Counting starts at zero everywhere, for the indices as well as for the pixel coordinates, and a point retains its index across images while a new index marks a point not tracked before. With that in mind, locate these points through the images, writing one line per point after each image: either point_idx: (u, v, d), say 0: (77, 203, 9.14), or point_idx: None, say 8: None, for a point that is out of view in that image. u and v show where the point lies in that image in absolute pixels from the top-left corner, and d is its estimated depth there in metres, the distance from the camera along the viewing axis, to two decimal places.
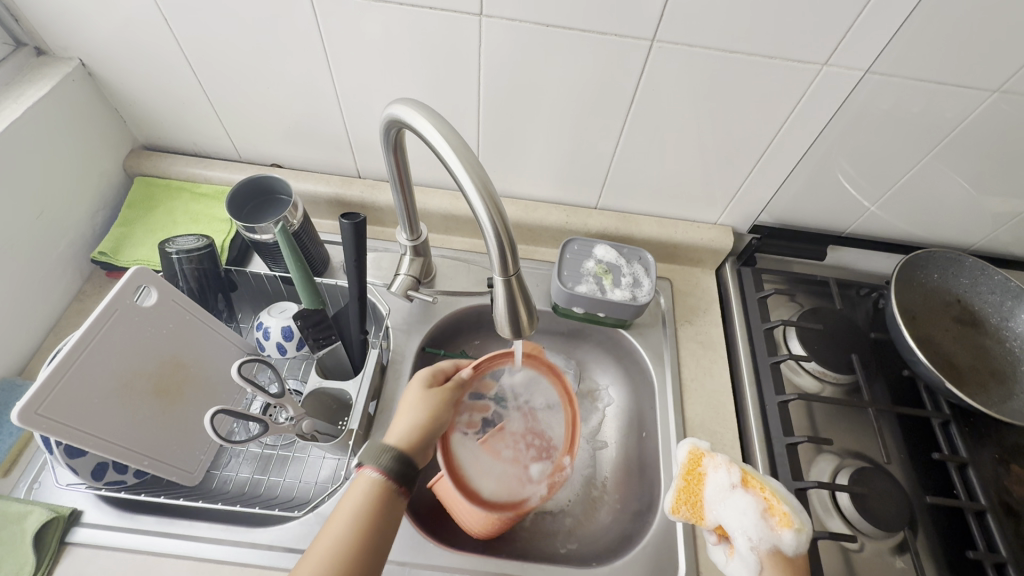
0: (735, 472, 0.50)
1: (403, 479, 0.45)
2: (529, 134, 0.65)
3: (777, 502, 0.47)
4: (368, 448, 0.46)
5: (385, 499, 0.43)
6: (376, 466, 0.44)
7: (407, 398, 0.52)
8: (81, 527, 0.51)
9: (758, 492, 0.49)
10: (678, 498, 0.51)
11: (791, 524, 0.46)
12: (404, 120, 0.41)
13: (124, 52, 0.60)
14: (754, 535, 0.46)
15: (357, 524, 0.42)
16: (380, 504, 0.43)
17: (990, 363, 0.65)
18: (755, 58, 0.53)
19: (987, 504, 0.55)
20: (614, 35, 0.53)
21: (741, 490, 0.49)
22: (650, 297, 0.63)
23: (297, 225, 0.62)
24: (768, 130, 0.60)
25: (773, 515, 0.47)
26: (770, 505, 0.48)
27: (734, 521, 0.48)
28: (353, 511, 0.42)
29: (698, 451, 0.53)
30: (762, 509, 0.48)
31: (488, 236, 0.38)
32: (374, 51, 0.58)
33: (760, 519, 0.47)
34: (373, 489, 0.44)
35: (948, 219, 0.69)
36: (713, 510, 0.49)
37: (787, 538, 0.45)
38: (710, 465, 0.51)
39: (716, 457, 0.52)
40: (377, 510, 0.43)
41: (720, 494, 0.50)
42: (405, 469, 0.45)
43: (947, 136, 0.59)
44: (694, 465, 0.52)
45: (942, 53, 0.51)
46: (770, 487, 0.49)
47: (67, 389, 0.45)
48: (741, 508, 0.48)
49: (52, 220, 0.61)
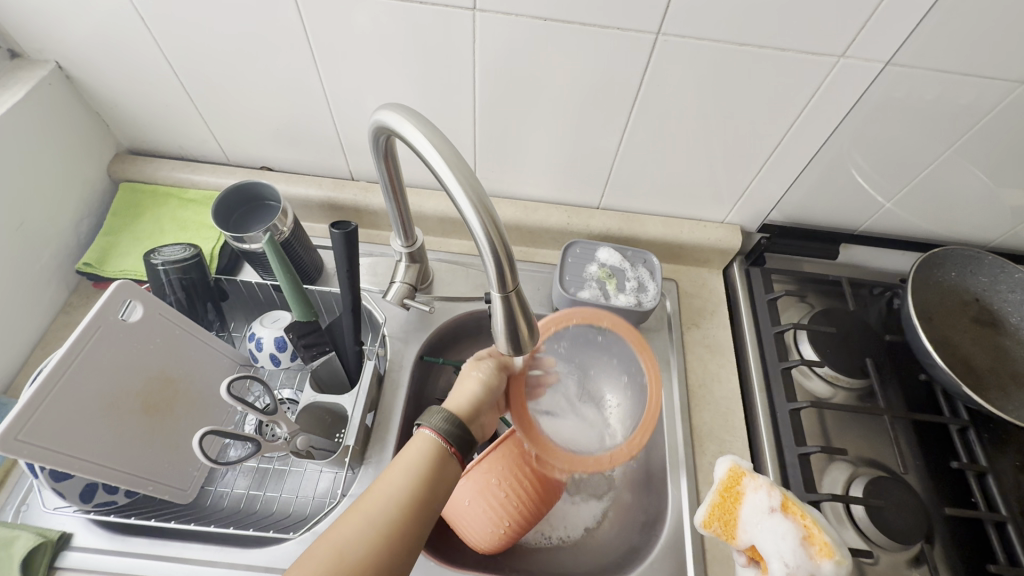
0: (776, 496, 0.46)
1: (459, 442, 0.45)
2: (528, 134, 0.62)
3: (818, 531, 0.44)
4: (431, 409, 0.46)
5: (436, 465, 0.43)
6: (436, 429, 0.44)
7: (466, 364, 0.54)
8: (70, 551, 0.50)
9: (799, 519, 0.45)
10: (711, 512, 0.49)
11: (833, 555, 0.43)
12: (394, 128, 0.38)
13: (104, 52, 0.57)
14: (790, 560, 0.44)
15: (404, 489, 0.41)
16: (430, 470, 0.43)
17: (1009, 365, 0.63)
18: (767, 50, 0.50)
19: (1008, 514, 0.53)
20: (616, 28, 0.50)
21: (781, 515, 0.46)
22: (656, 302, 0.61)
23: (287, 232, 0.59)
24: (778, 127, 0.57)
25: (813, 544, 0.44)
26: (810, 534, 0.45)
27: (770, 545, 0.45)
28: (402, 474, 0.42)
29: (739, 469, 0.49)
30: (801, 536, 0.45)
31: (483, 249, 0.35)
32: (363, 47, 0.55)
33: (799, 546, 0.44)
34: (426, 455, 0.43)
35: (966, 214, 0.66)
36: (748, 532, 0.47)
37: (827, 568, 0.43)
38: (750, 486, 0.48)
39: (757, 477, 0.48)
40: (427, 475, 0.42)
41: (758, 516, 0.47)
42: (462, 434, 0.45)
43: (970, 129, 0.56)
44: (733, 483, 0.49)
45: (967, 43, 0.48)
46: (812, 514, 0.46)
47: (50, 411, 0.43)
48: (780, 533, 0.45)
49: (34, 231, 0.59)
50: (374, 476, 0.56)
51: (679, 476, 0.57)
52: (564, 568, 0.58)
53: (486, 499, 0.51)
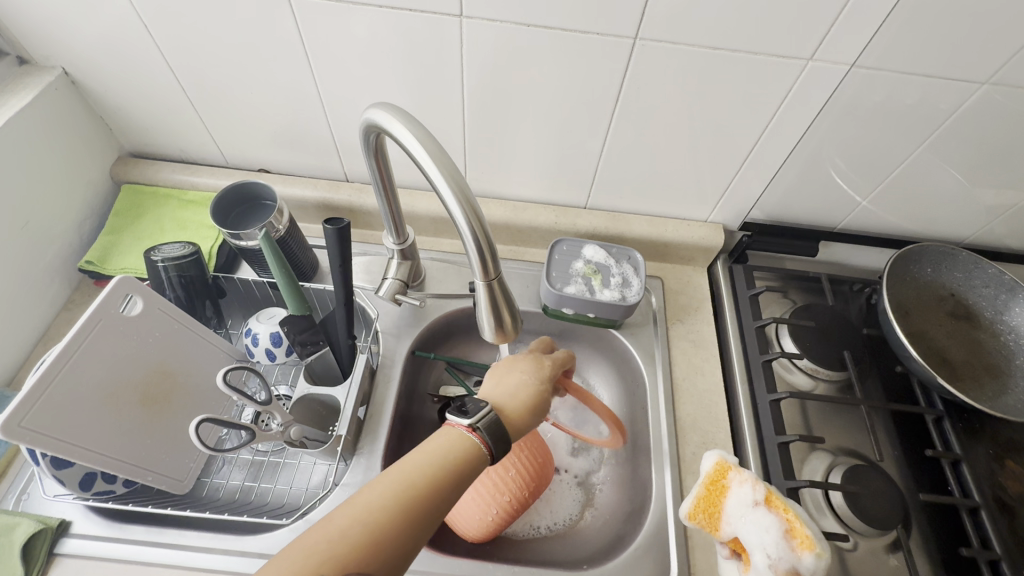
0: (759, 490, 0.48)
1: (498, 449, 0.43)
2: (516, 137, 0.65)
3: (799, 525, 0.46)
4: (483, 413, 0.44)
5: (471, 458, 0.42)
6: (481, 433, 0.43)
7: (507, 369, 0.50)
8: (70, 538, 0.51)
9: (782, 513, 0.47)
10: (696, 504, 0.51)
11: (813, 548, 0.44)
12: (382, 125, 0.40)
13: (109, 59, 0.60)
14: (773, 553, 0.45)
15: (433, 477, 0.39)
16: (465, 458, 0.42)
17: (985, 357, 0.64)
18: (739, 54, 0.52)
19: (981, 500, 0.55)
20: (596, 34, 0.52)
21: (764, 509, 0.47)
22: (639, 296, 0.63)
23: (283, 230, 0.61)
24: (755, 127, 0.60)
25: (795, 538, 0.46)
26: (792, 527, 0.46)
27: (754, 538, 0.46)
28: (431, 462, 0.40)
29: (725, 463, 0.51)
30: (783, 530, 0.46)
31: (466, 238, 0.38)
32: (357, 52, 0.57)
33: (781, 539, 0.45)
34: (458, 447, 0.41)
35: (940, 212, 0.68)
36: (732, 524, 0.49)
37: (808, 561, 0.44)
38: (735, 480, 0.50)
39: (743, 472, 0.50)
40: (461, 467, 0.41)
41: (742, 510, 0.48)
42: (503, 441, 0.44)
43: (938, 128, 0.58)
44: (719, 476, 0.51)
45: (929, 46, 0.50)
46: (794, 509, 0.48)
47: (51, 400, 0.45)
48: (764, 527, 0.46)
49: (39, 230, 0.61)
50: (366, 466, 0.58)
51: (663, 465, 0.59)
52: (552, 557, 0.59)
53: (475, 487, 0.53)
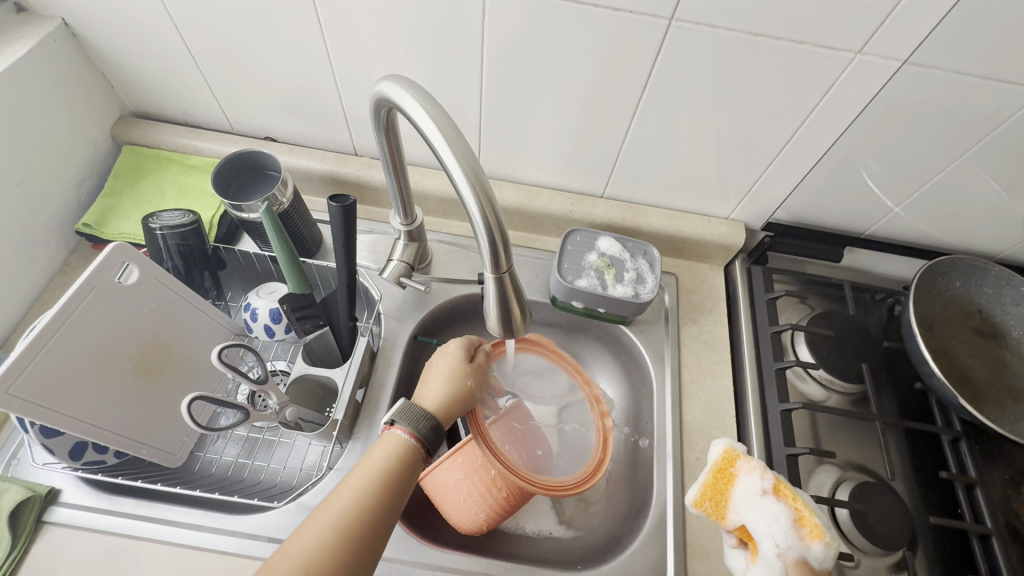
0: (768, 479, 0.46)
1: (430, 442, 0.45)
2: (535, 119, 0.62)
3: (808, 513, 0.44)
4: (404, 407, 0.46)
5: (407, 462, 0.43)
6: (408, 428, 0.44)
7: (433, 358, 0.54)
8: (58, 507, 0.50)
9: (790, 502, 0.45)
10: (703, 492, 0.49)
11: (822, 537, 0.43)
12: (394, 100, 0.37)
13: (110, 11, 0.57)
14: (781, 541, 0.44)
15: (371, 494, 0.40)
16: (399, 471, 0.42)
17: (1007, 378, 0.62)
18: (781, 42, 0.48)
19: (993, 527, 0.53)
20: (629, 11, 0.48)
21: (773, 497, 0.45)
22: (653, 294, 0.60)
23: (286, 203, 0.59)
24: (789, 123, 0.56)
25: (804, 526, 0.44)
26: (800, 516, 0.45)
27: (762, 526, 0.45)
28: (374, 472, 0.41)
29: (734, 451, 0.49)
30: (792, 518, 0.45)
31: (478, 228, 0.35)
32: (371, 18, 0.54)
33: (790, 527, 0.44)
34: (394, 453, 0.43)
35: (976, 224, 0.65)
36: (739, 512, 0.47)
37: (816, 550, 0.43)
38: (743, 468, 0.48)
39: (752, 460, 0.48)
40: (396, 473, 0.42)
41: (750, 498, 0.46)
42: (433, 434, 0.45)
43: (985, 136, 0.55)
44: (727, 465, 0.49)
45: (987, 46, 0.47)
46: (802, 498, 0.46)
47: (40, 368, 0.43)
48: (772, 514, 0.45)
49: (35, 188, 0.59)
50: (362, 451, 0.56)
51: (666, 468, 0.57)
52: (545, 553, 0.58)
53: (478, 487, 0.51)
